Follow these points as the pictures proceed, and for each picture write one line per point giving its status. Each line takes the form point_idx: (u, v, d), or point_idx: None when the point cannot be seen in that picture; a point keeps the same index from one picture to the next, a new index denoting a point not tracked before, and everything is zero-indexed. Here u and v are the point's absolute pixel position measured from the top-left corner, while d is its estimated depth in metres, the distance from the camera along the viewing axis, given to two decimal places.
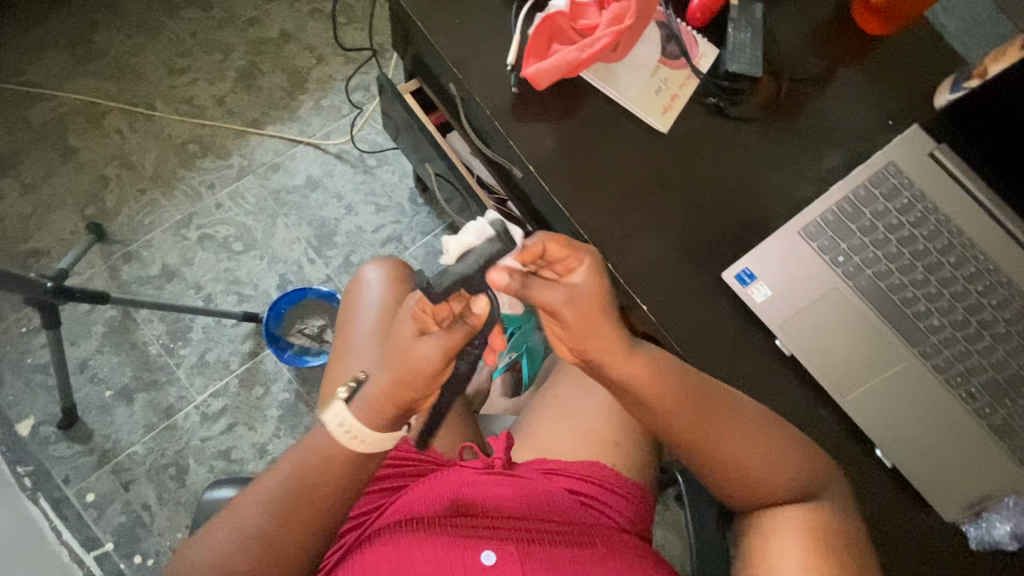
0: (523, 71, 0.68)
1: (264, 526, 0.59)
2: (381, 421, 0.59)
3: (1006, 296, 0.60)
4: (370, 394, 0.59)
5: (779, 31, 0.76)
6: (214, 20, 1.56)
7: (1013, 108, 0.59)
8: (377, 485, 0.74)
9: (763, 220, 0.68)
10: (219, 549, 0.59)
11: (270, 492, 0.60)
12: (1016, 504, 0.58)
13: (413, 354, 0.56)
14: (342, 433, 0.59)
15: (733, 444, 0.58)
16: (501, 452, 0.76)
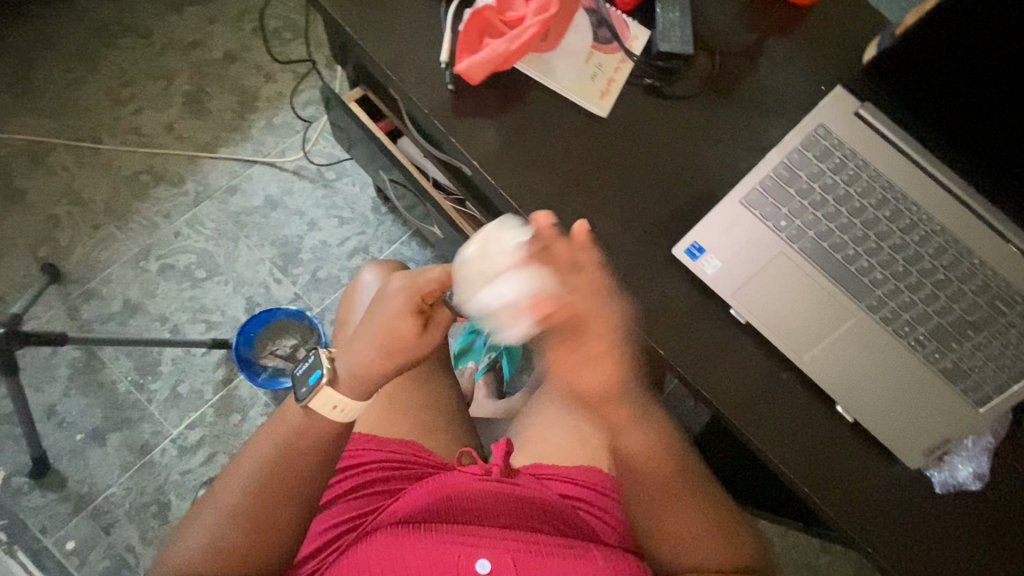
0: (455, 67, 0.68)
1: (245, 504, 0.64)
2: (366, 393, 0.68)
3: (941, 243, 0.62)
4: (360, 373, 0.67)
5: (708, 8, 0.77)
6: (155, 46, 1.53)
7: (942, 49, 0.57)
8: (371, 489, 0.75)
9: (708, 193, 0.69)
10: (205, 528, 0.64)
11: (250, 472, 0.66)
12: (974, 445, 0.63)
13: (411, 341, 0.65)
14: (339, 411, 0.67)
15: (687, 498, 0.69)
16: (499, 459, 0.74)
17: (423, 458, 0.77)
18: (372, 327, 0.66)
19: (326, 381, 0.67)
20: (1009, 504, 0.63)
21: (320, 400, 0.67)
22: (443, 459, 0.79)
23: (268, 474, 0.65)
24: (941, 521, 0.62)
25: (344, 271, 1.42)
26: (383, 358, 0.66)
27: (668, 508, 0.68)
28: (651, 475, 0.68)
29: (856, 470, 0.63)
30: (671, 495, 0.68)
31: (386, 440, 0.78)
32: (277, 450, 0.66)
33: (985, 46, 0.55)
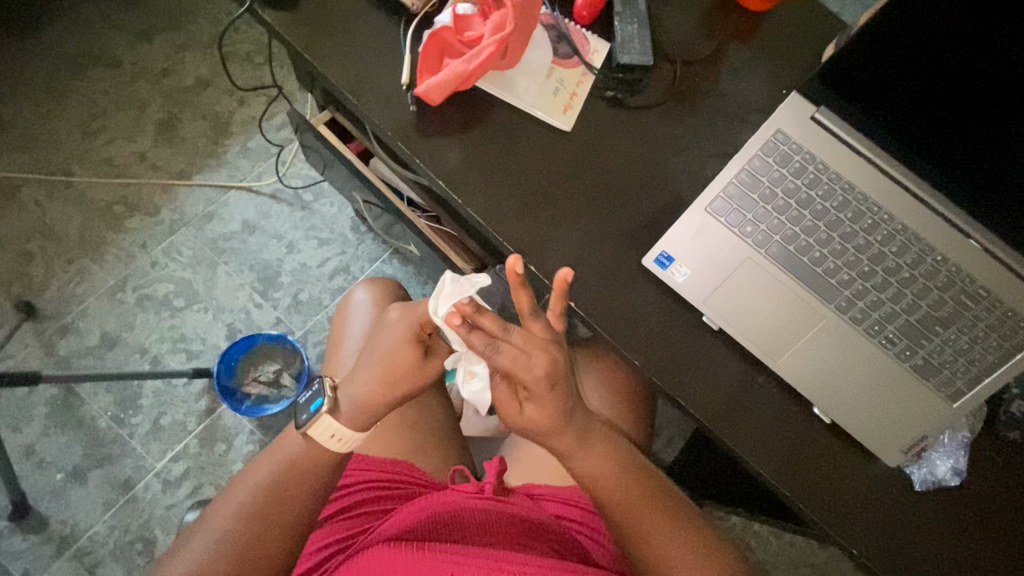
0: (415, 89, 0.68)
1: (239, 526, 0.63)
2: (362, 424, 0.67)
3: (904, 241, 0.62)
4: (361, 402, 0.66)
5: (667, 18, 0.78)
6: (125, 76, 1.52)
7: (908, 45, 0.56)
8: (362, 509, 0.74)
9: (676, 202, 0.70)
10: (197, 549, 0.62)
11: (249, 494, 0.65)
12: (949, 441, 0.63)
13: (413, 368, 0.66)
14: (336, 440, 0.67)
15: (674, 535, 0.63)
16: (492, 476, 0.73)
17: (416, 478, 0.77)
18: (376, 356, 0.67)
19: (327, 408, 0.67)
20: (990, 497, 0.63)
21: (318, 426, 0.66)
22: (435, 480, 0.79)
23: (262, 498, 0.64)
24: (921, 516, 0.62)
25: (325, 292, 1.41)
26: (385, 385, 0.66)
27: (657, 545, 0.62)
28: (632, 513, 0.63)
29: (837, 470, 0.63)
30: (649, 527, 0.63)
31: (380, 460, 0.78)
32: (276, 476, 0.65)
33: (950, 42, 0.54)
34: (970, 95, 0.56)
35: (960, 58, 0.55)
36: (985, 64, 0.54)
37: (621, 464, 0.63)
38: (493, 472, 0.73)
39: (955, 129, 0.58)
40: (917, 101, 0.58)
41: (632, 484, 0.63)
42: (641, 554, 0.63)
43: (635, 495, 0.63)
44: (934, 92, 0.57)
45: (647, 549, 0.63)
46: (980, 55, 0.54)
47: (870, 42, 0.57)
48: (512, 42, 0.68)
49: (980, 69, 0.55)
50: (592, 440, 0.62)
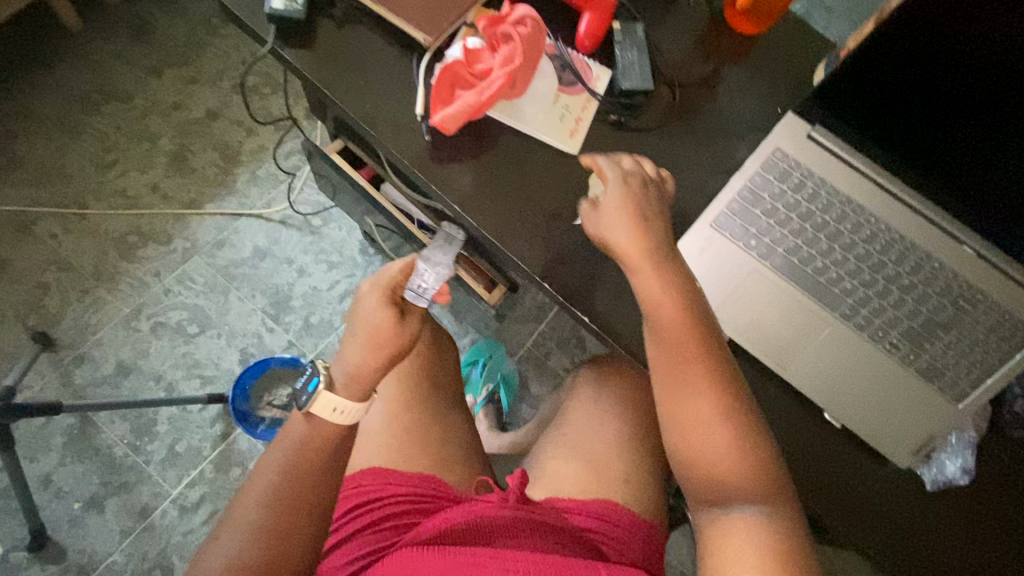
0: (431, 119, 0.71)
1: (265, 515, 0.63)
2: (359, 394, 0.71)
3: (901, 250, 0.65)
4: (353, 371, 0.71)
5: (665, 44, 0.82)
6: (137, 110, 1.57)
7: (892, 68, 0.58)
8: (390, 523, 0.76)
9: (680, 219, 0.73)
10: (223, 548, 0.62)
11: (271, 485, 0.65)
12: (958, 441, 0.64)
13: (393, 331, 0.72)
14: (336, 413, 0.70)
15: (713, 395, 0.60)
16: (515, 487, 0.73)
17: (443, 492, 0.79)
18: (357, 329, 0.73)
19: (320, 387, 0.70)
20: (999, 494, 0.65)
21: (320, 404, 0.69)
22: (460, 493, 0.81)
23: (289, 501, 0.65)
24: (931, 516, 0.64)
25: (335, 314, 1.44)
26: (373, 350, 0.72)
27: (690, 390, 0.61)
28: (675, 374, 0.61)
29: (848, 474, 0.65)
30: (691, 372, 0.61)
31: (406, 476, 0.80)
32: (294, 461, 0.67)
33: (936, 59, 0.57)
34: (962, 109, 0.58)
35: (954, 73, 0.57)
36: (978, 78, 0.56)
37: (689, 324, 0.62)
38: (517, 483, 0.74)
39: (946, 143, 0.61)
40: (908, 117, 0.61)
41: (692, 347, 0.61)
42: (674, 395, 0.61)
43: (691, 359, 0.61)
44: (926, 107, 0.60)
45: (682, 417, 0.61)
46: (974, 70, 0.56)
47: (857, 66, 0.59)
48: (520, 72, 0.72)
49: (970, 84, 0.57)
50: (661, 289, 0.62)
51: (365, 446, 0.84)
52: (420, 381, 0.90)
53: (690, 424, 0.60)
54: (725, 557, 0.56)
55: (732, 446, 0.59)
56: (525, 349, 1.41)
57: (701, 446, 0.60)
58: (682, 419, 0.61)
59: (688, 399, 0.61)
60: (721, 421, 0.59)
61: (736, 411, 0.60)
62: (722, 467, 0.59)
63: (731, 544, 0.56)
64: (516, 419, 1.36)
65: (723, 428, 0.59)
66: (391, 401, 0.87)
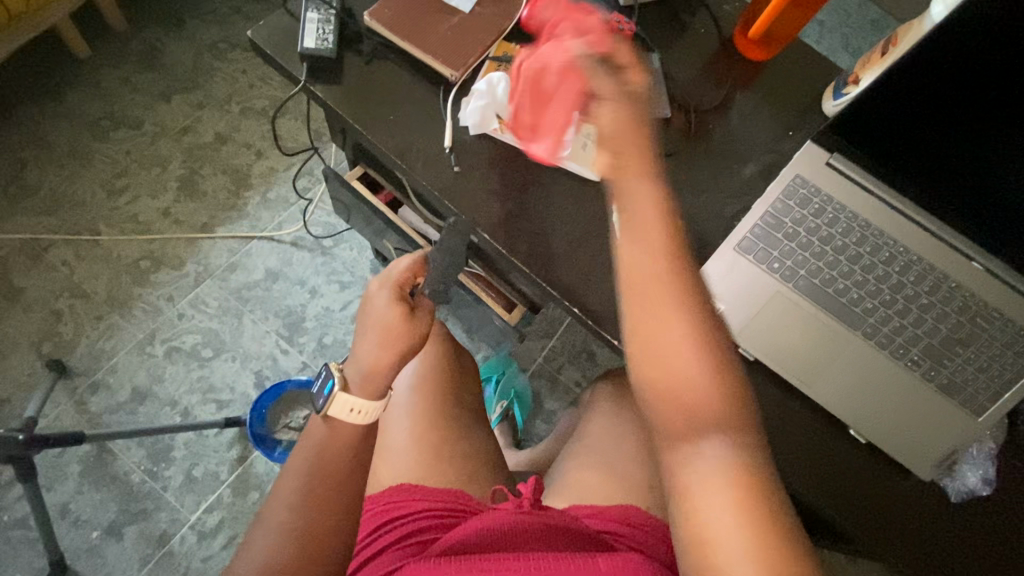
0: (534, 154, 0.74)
1: (296, 517, 0.65)
2: (374, 391, 0.73)
3: (921, 270, 0.67)
4: (367, 368, 0.73)
5: (678, 71, 0.85)
6: (146, 136, 1.58)
7: (904, 99, 0.61)
8: (415, 539, 0.75)
9: (702, 243, 0.75)
10: (265, 546, 0.63)
11: (300, 489, 0.67)
12: (978, 453, 0.67)
13: (403, 327, 0.74)
14: (354, 412, 0.71)
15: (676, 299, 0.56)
16: (528, 492, 0.76)
17: (466, 505, 0.80)
18: (366, 328, 0.74)
19: (336, 387, 0.71)
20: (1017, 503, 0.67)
21: (337, 406, 0.71)
22: (478, 502, 0.83)
23: (330, 518, 0.66)
24: (953, 525, 0.66)
25: (349, 334, 1.45)
26: (385, 347, 0.73)
27: (652, 292, 0.57)
28: (647, 308, 0.57)
29: (873, 487, 0.68)
30: (653, 273, 0.57)
31: (431, 491, 0.81)
32: (323, 465, 0.68)
33: (946, 91, 0.60)
34: (965, 115, 0.61)
35: (955, 87, 0.59)
36: (979, 85, 0.58)
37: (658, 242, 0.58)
38: (530, 489, 0.77)
39: (952, 151, 0.63)
40: (912, 127, 0.63)
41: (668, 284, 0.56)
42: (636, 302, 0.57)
43: (666, 295, 0.56)
44: (931, 114, 0.62)
45: (654, 353, 0.56)
46: (977, 77, 0.58)
47: (871, 99, 0.62)
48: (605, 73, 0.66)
49: (974, 91, 0.59)
50: (648, 225, 0.59)
51: (396, 468, 0.85)
52: (445, 403, 0.92)
53: (654, 345, 0.56)
54: (692, 483, 0.52)
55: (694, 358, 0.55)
56: (537, 365, 1.42)
57: (661, 356, 0.55)
58: (647, 341, 0.56)
59: (657, 331, 0.56)
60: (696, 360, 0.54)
61: (712, 351, 0.55)
62: (689, 391, 0.54)
63: (701, 485, 0.51)
64: (531, 435, 1.38)
65: (682, 334, 0.55)
66: (415, 421, 0.89)
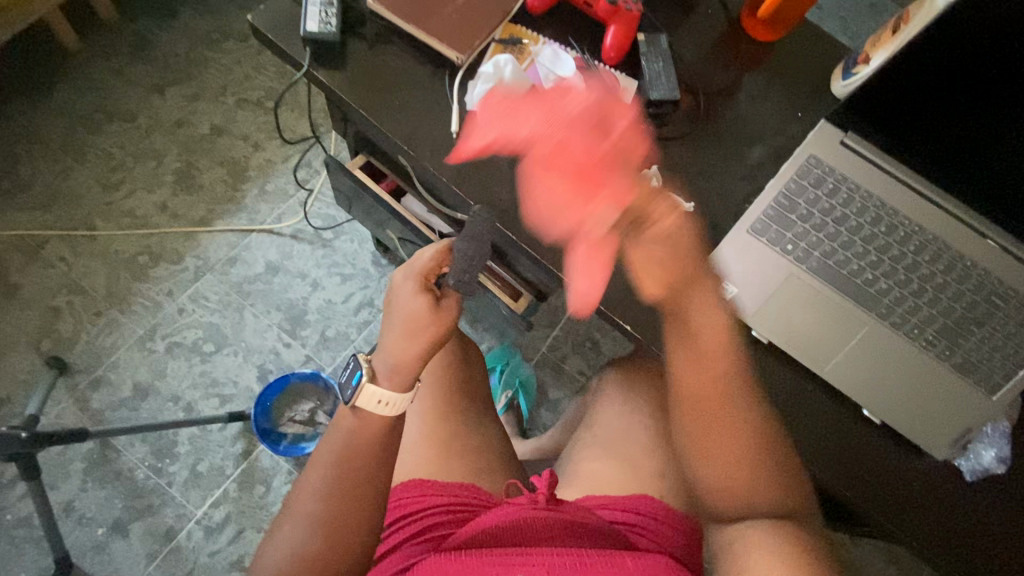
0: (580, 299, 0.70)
1: (320, 508, 0.66)
2: (401, 382, 0.71)
3: (936, 250, 0.67)
4: (395, 361, 0.71)
5: (686, 53, 0.84)
6: (141, 129, 1.56)
7: (925, 76, 0.61)
8: (429, 534, 0.76)
9: (714, 226, 0.75)
10: (292, 535, 0.65)
11: (324, 481, 0.67)
12: (994, 431, 0.66)
13: (429, 317, 0.70)
14: (380, 404, 0.70)
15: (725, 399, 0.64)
16: (542, 487, 0.74)
17: (479, 499, 0.80)
18: (391, 317, 0.71)
19: (365, 379, 0.70)
20: None
21: (365, 397, 0.70)
22: (493, 497, 0.82)
23: (348, 510, 0.66)
24: (969, 504, 0.66)
25: (351, 327, 1.43)
26: (411, 339, 0.71)
27: (701, 391, 0.65)
28: (710, 410, 0.65)
29: (890, 470, 0.67)
30: (706, 376, 0.65)
31: (446, 484, 0.81)
32: (348, 459, 0.68)
33: (967, 68, 0.60)
34: (984, 93, 0.60)
35: (978, 65, 0.59)
36: (998, 63, 0.59)
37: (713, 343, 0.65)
38: (544, 483, 0.74)
39: (972, 128, 0.62)
40: (932, 104, 0.62)
41: (734, 389, 0.64)
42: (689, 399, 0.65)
43: (717, 398, 0.64)
44: (951, 91, 0.61)
45: (718, 446, 0.64)
46: (1000, 54, 0.58)
47: (892, 76, 0.61)
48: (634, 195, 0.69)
49: (995, 69, 0.59)
50: (704, 325, 0.65)
51: (407, 459, 0.85)
52: (454, 393, 0.91)
53: (704, 438, 0.64)
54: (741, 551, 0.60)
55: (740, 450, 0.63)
56: (541, 354, 1.42)
57: (710, 445, 0.64)
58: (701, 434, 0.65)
59: (708, 429, 0.64)
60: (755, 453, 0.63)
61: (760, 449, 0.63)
62: (736, 477, 0.63)
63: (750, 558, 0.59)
64: (536, 424, 1.37)
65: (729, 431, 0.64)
66: (425, 412, 0.89)
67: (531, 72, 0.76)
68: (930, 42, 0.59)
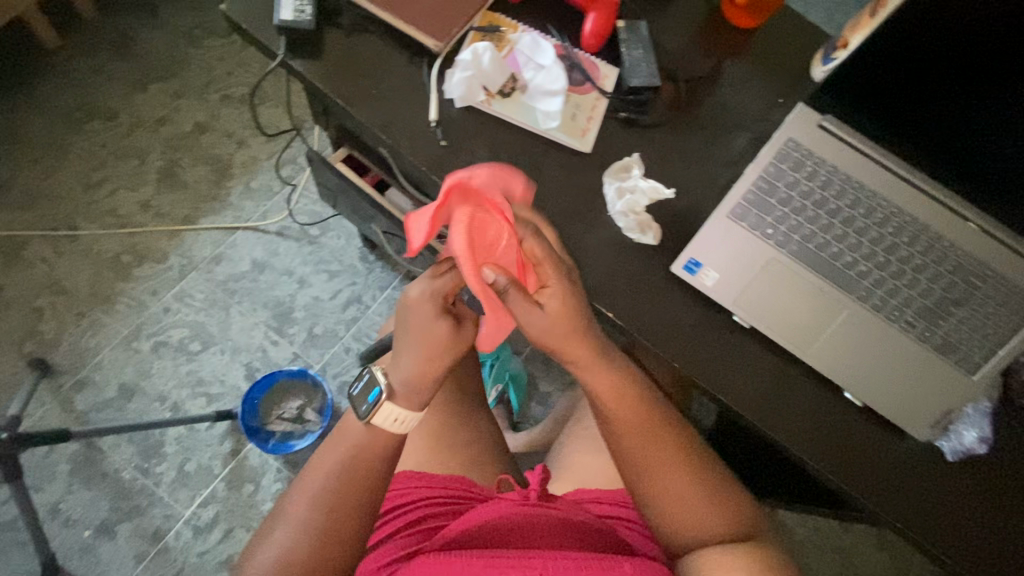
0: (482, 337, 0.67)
1: (306, 510, 0.65)
2: (417, 402, 0.68)
3: (915, 231, 0.67)
4: (412, 382, 0.67)
5: (666, 40, 0.84)
6: (123, 127, 1.54)
7: (902, 55, 0.61)
8: (421, 526, 0.76)
9: (696, 212, 0.75)
10: (280, 537, 0.64)
11: (310, 482, 0.66)
12: (975, 412, 0.66)
13: (450, 339, 0.65)
14: (396, 423, 0.67)
15: (655, 449, 0.67)
16: (536, 484, 0.77)
17: (472, 493, 0.81)
18: (409, 335, 0.65)
19: (381, 398, 0.67)
20: (1014, 460, 0.68)
21: (381, 415, 0.67)
22: (485, 490, 0.83)
23: (332, 505, 0.65)
24: (952, 484, 0.67)
25: (339, 323, 1.42)
26: (431, 362, 0.66)
27: (631, 448, 0.68)
28: (641, 460, 0.68)
29: (873, 454, 0.68)
30: (630, 432, 0.68)
31: (437, 478, 0.82)
32: (333, 458, 0.67)
33: (944, 46, 0.59)
34: (961, 72, 0.60)
35: (955, 42, 0.59)
36: (976, 40, 0.58)
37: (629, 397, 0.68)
38: (536, 480, 0.78)
39: (952, 110, 0.62)
40: (910, 89, 0.63)
41: (663, 437, 0.68)
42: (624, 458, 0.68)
43: (648, 450, 0.67)
44: (929, 75, 0.62)
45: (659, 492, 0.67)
46: (977, 31, 0.58)
47: (869, 55, 0.62)
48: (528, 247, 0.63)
49: (974, 46, 0.59)
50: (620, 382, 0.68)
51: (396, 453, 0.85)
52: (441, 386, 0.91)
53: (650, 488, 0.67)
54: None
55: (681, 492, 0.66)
56: (531, 347, 1.41)
57: (657, 493, 0.67)
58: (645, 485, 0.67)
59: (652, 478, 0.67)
60: (695, 492, 0.67)
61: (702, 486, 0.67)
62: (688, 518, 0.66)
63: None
64: (527, 417, 1.37)
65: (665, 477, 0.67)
66: None
67: (511, 59, 0.76)
68: (905, 20, 0.59)
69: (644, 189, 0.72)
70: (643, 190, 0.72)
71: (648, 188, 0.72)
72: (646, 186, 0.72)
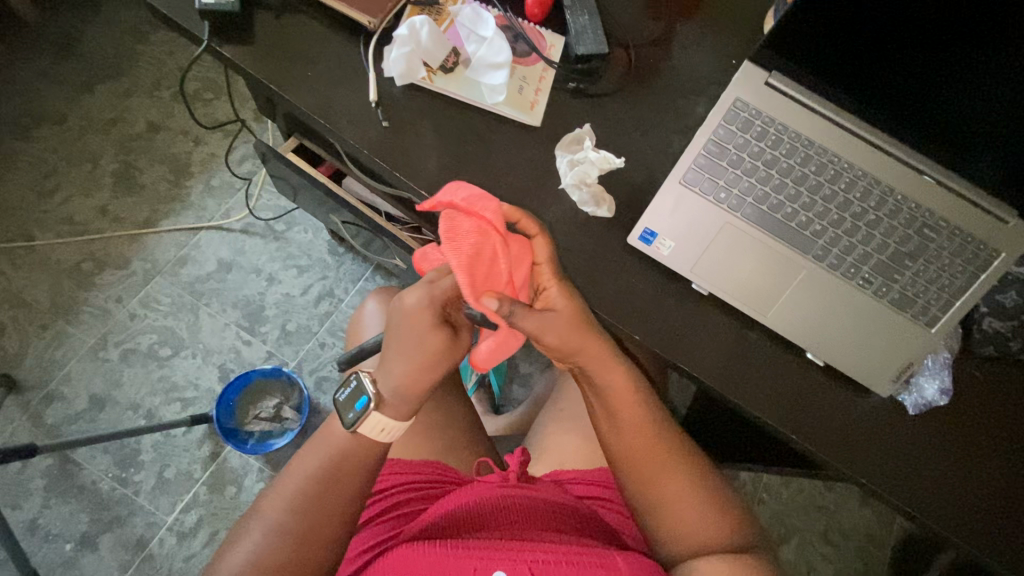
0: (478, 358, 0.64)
1: (275, 512, 0.63)
2: (405, 412, 0.66)
3: (866, 186, 0.66)
4: (403, 390, 0.64)
5: (615, 6, 0.81)
6: (72, 131, 1.48)
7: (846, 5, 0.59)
8: (395, 512, 0.76)
9: (652, 181, 0.73)
10: (250, 542, 0.63)
11: (282, 487, 0.65)
12: (934, 363, 0.67)
13: (446, 348, 0.64)
14: (379, 430, 0.65)
15: (654, 448, 0.68)
16: (514, 466, 0.76)
17: (447, 476, 0.80)
18: (405, 345, 0.63)
19: (370, 404, 0.64)
20: (973, 409, 0.68)
21: (367, 424, 0.65)
22: (461, 475, 0.82)
23: (298, 503, 0.64)
24: (917, 439, 0.67)
25: (313, 319, 1.40)
26: (424, 372, 0.64)
27: (630, 448, 0.68)
28: (650, 472, 0.67)
29: (841, 415, 0.67)
30: (631, 435, 0.68)
31: (416, 463, 0.81)
32: (304, 460, 0.66)
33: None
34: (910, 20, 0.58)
35: None
36: None
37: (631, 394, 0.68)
38: (516, 462, 0.76)
39: (902, 61, 0.60)
40: (866, 41, 0.60)
41: (662, 436, 0.69)
42: (625, 464, 0.68)
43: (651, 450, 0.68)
44: (888, 25, 0.59)
45: (662, 497, 0.67)
46: None
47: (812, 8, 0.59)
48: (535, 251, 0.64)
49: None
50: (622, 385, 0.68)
51: None
52: None
53: (650, 487, 0.67)
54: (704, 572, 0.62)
55: (680, 489, 0.67)
56: None
57: (656, 493, 0.67)
58: (644, 484, 0.67)
59: (651, 479, 0.67)
60: (693, 494, 0.67)
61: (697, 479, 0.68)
62: (689, 516, 0.66)
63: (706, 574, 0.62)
64: (509, 399, 1.37)
65: (665, 479, 0.67)
66: None
67: (452, 33, 0.74)
68: None
69: (592, 161, 0.70)
70: (593, 161, 0.70)
71: (596, 160, 0.70)
72: (594, 156, 0.70)
